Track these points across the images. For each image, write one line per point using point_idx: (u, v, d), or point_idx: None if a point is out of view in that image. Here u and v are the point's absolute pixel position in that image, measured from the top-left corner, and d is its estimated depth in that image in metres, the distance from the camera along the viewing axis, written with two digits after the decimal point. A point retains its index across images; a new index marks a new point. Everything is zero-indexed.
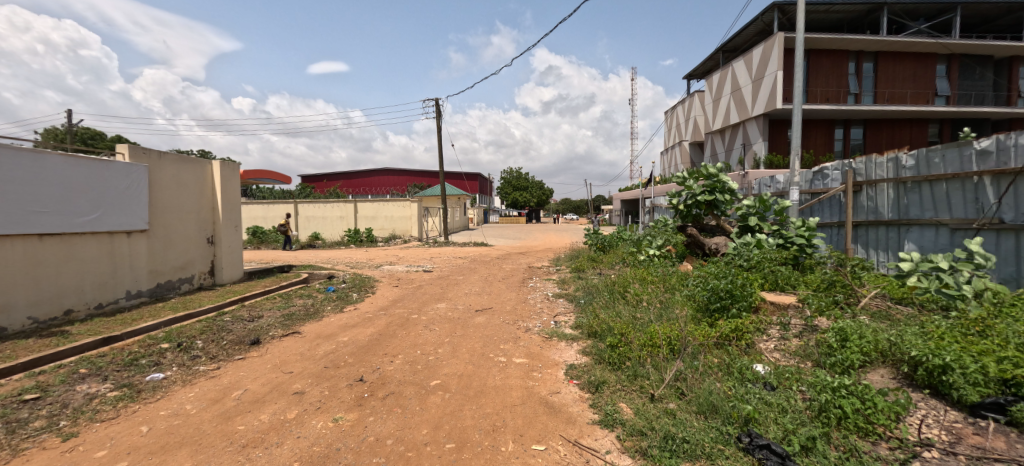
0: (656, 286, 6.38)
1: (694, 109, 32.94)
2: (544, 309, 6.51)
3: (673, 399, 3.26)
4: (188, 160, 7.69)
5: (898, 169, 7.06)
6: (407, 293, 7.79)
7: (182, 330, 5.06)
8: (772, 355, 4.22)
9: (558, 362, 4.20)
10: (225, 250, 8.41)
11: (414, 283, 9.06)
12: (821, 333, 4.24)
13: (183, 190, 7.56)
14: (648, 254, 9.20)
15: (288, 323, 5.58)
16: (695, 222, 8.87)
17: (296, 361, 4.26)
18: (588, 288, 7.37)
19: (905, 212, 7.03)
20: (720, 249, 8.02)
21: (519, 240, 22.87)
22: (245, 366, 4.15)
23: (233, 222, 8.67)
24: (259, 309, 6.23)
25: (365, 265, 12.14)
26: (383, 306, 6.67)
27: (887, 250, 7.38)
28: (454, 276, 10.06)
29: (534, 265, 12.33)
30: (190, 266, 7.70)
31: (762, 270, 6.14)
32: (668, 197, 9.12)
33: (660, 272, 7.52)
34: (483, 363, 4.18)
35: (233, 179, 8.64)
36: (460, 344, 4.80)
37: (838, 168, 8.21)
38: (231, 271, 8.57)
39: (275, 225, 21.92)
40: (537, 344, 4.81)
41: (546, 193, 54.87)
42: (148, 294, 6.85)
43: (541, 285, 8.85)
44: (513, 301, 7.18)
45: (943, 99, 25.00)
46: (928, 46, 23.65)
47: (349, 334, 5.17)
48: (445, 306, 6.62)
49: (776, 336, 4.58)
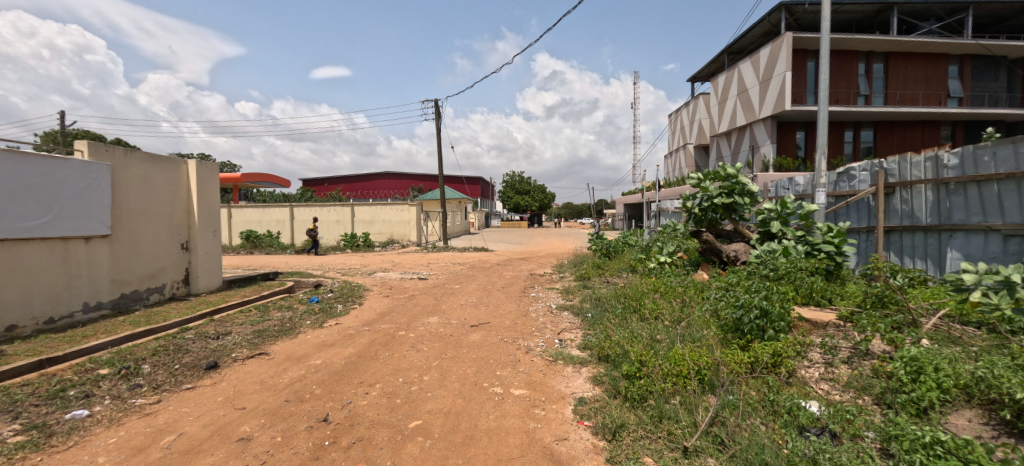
0: (673, 299, 5.67)
1: (699, 111, 32.27)
2: (547, 325, 5.80)
3: (712, 454, 2.60)
4: (158, 159, 7.07)
5: (939, 168, 6.42)
6: (397, 305, 7.08)
7: (132, 351, 4.42)
8: (821, 387, 3.58)
9: (566, 395, 3.53)
10: (202, 257, 7.77)
11: (406, 293, 8.36)
12: (880, 361, 3.57)
13: (153, 192, 6.94)
14: (658, 261, 8.50)
15: (256, 342, 4.91)
16: (711, 227, 8.17)
17: (254, 392, 3.59)
18: (597, 299, 6.68)
19: (946, 216, 6.37)
20: (740, 257, 7.29)
21: (520, 244, 22.16)
22: (192, 399, 3.49)
23: (211, 227, 8.03)
24: (228, 324, 5.58)
25: (357, 272, 11.48)
26: (368, 321, 5.98)
27: (925, 258, 6.71)
28: (449, 285, 9.38)
29: (536, 273, 11.63)
30: (160, 274, 7.06)
31: (793, 280, 5.45)
32: (681, 199, 8.44)
33: (675, 282, 6.83)
34: (474, 397, 3.50)
35: (211, 180, 8.03)
36: (450, 369, 4.12)
37: (867, 168, 7.53)
38: (209, 280, 7.92)
39: (270, 229, 21.36)
40: (540, 369, 4.14)
41: (547, 197, 54.19)
42: (109, 307, 6.21)
43: (544, 294, 8.17)
44: (512, 314, 6.48)
45: (955, 100, 24.26)
46: (940, 46, 22.96)
47: (324, 356, 4.50)
48: (437, 321, 5.93)
49: (820, 360, 3.94)
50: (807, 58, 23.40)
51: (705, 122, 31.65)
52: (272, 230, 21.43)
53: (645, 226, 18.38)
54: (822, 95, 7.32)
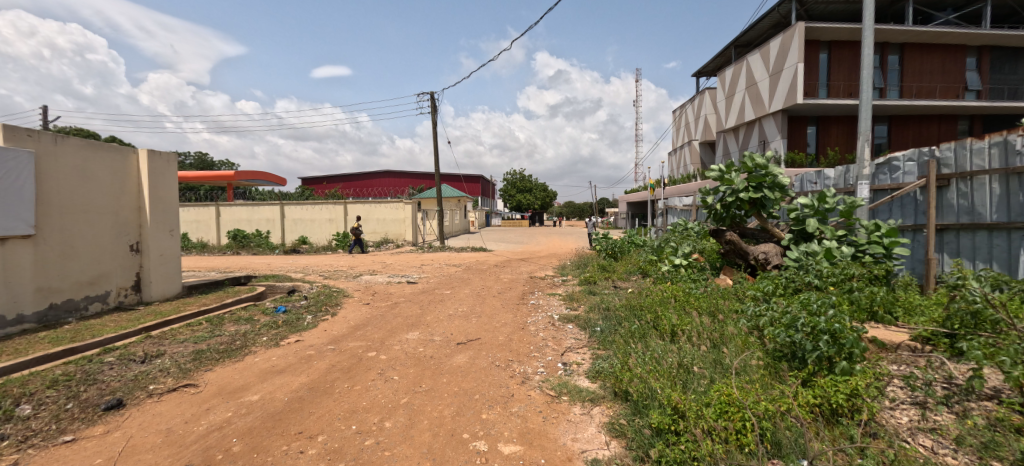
0: (699, 310, 4.72)
1: (704, 107, 31.22)
2: (548, 343, 4.83)
3: None
4: (98, 147, 6.14)
5: (1009, 155, 5.47)
6: (375, 316, 6.11)
7: (23, 383, 3.49)
8: (923, 444, 2.66)
9: (574, 456, 2.62)
10: (156, 260, 6.82)
11: (389, 301, 7.37)
12: (1003, 410, 2.63)
13: (93, 186, 6.01)
14: (673, 264, 7.53)
15: (187, 369, 3.97)
16: (734, 226, 7.22)
17: (149, 450, 2.67)
18: (606, 310, 5.74)
19: (1019, 213, 5.42)
20: (771, 261, 6.28)
21: (521, 244, 21.14)
22: (59, 462, 2.57)
23: (168, 226, 7.10)
24: (166, 343, 4.66)
25: (341, 275, 10.52)
26: (335, 338, 5.01)
27: (989, 260, 5.78)
28: (440, 290, 8.40)
29: (536, 275, 10.67)
30: (103, 280, 6.13)
31: (844, 288, 4.49)
32: (699, 194, 7.45)
33: (697, 289, 5.88)
34: (448, 460, 2.56)
35: (168, 173, 7.09)
36: (421, 411, 3.17)
37: (914, 158, 6.58)
38: (165, 286, 6.97)
39: (259, 228, 20.41)
40: (539, 410, 3.19)
41: (549, 196, 53.27)
42: (34, 320, 5.26)
43: (544, 302, 7.19)
44: (508, 328, 5.51)
45: (974, 93, 23.17)
46: (958, 37, 21.91)
47: (264, 389, 3.54)
48: (417, 338, 4.96)
49: (908, 400, 3.05)
50: (820, 49, 22.33)
51: (711, 117, 30.55)
52: (261, 229, 20.50)
53: (652, 224, 17.34)
54: (865, 74, 6.32)
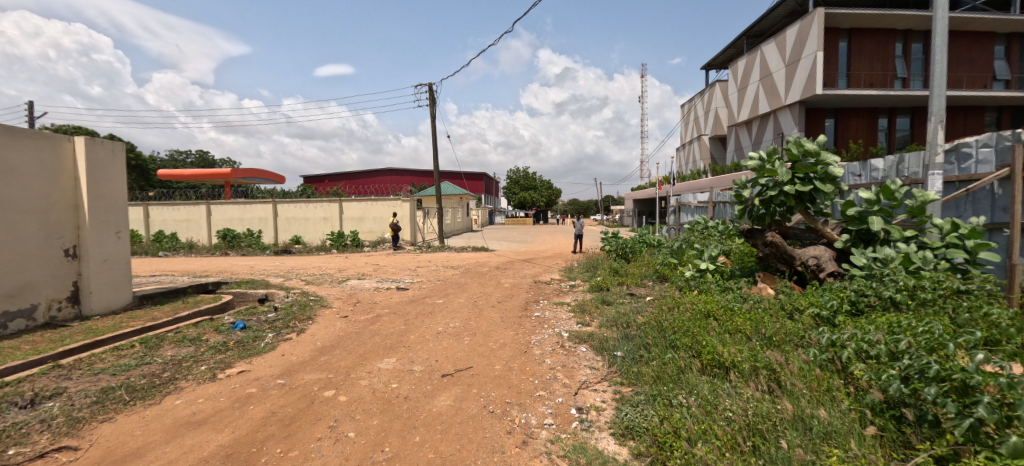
0: (749, 334, 3.68)
1: (714, 100, 30.04)
2: (557, 375, 3.81)
3: None
4: (19, 133, 5.16)
5: None
6: (350, 334, 5.11)
7: None
8: None
9: None
10: (99, 266, 5.87)
11: (370, 312, 6.36)
12: None
13: (13, 180, 5.07)
14: (700, 269, 6.48)
15: (79, 419, 2.99)
16: (772, 224, 6.16)
17: None
18: (626, 327, 4.73)
19: None
20: (824, 268, 5.20)
21: (525, 244, 20.17)
22: None
23: (114, 227, 6.15)
24: (73, 378, 3.67)
25: (326, 279, 9.52)
26: (290, 367, 4.01)
27: None
28: (431, 298, 7.41)
29: (541, 279, 9.68)
30: (28, 292, 5.18)
31: (942, 307, 3.44)
32: (731, 188, 6.40)
33: (736, 302, 4.82)
34: None
35: (113, 166, 6.14)
36: None
37: (988, 143, 5.49)
38: (110, 296, 6.02)
39: (250, 227, 19.47)
40: None
41: (553, 194, 52.26)
42: None
43: (551, 315, 6.15)
44: (507, 351, 4.49)
45: (1002, 83, 21.74)
46: (987, 23, 20.54)
47: (163, 457, 2.54)
48: (391, 369, 3.94)
49: None
50: (840, 36, 21.08)
51: (722, 111, 29.31)
52: (253, 228, 19.54)
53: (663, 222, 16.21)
54: (936, 43, 5.24)
